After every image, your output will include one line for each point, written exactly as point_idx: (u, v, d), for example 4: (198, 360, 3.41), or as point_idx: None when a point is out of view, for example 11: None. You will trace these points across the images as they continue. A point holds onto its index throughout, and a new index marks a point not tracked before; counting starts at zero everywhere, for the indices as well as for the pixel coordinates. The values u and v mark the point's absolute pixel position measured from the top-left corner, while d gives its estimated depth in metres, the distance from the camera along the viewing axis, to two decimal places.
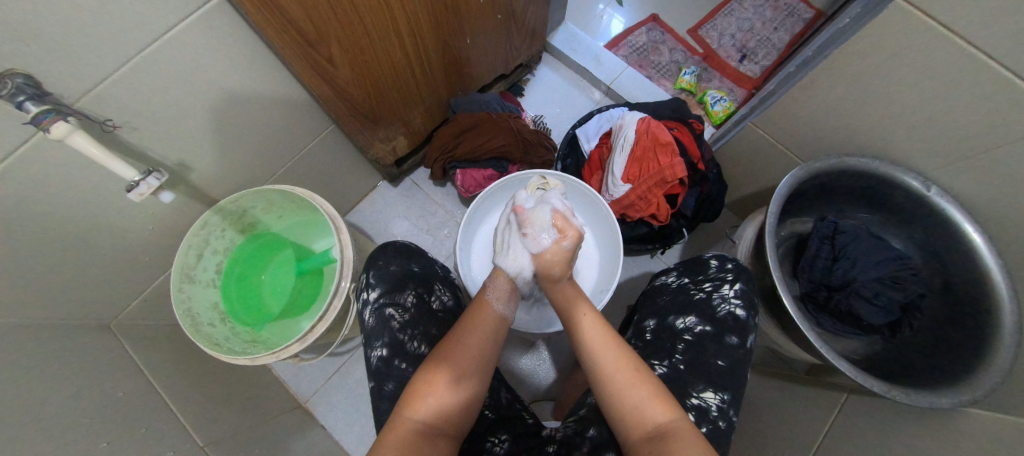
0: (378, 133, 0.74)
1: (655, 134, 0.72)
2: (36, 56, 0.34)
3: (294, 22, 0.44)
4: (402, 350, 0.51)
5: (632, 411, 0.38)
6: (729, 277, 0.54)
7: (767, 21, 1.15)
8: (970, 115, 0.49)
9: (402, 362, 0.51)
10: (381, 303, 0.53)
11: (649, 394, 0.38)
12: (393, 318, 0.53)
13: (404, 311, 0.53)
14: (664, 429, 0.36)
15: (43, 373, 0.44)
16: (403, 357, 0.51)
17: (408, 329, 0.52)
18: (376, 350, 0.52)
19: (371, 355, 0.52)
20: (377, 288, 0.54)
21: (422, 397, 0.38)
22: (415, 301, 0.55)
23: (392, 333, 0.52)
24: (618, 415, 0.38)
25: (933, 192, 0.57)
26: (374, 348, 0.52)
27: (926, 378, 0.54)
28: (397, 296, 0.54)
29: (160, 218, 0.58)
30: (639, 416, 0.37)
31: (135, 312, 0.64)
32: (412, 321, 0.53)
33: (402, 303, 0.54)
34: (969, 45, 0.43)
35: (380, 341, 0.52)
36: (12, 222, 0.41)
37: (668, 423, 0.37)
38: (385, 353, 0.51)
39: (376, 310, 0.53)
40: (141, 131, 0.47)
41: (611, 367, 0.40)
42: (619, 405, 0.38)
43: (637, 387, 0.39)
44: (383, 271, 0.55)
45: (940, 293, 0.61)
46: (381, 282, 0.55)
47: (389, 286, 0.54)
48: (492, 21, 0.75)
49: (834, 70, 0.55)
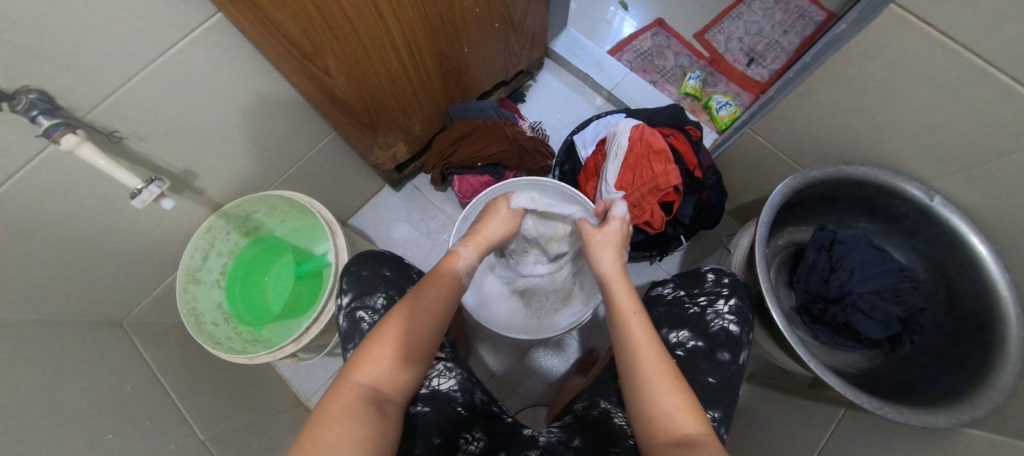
0: (377, 139, 0.76)
1: (649, 142, 0.71)
2: (48, 74, 0.36)
3: (289, 35, 0.46)
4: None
5: (658, 417, 0.35)
6: (725, 292, 0.53)
7: (776, 24, 1.12)
8: (972, 124, 0.47)
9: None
10: (353, 306, 0.55)
11: (679, 401, 0.36)
12: (363, 320, 0.53)
13: (373, 313, 0.54)
14: (692, 440, 0.34)
15: (55, 366, 0.46)
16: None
17: (377, 330, 0.52)
18: (348, 352, 0.52)
19: (343, 357, 0.52)
20: (349, 293, 0.56)
21: (375, 358, 0.37)
22: (385, 302, 0.55)
23: (362, 334, 0.52)
24: (642, 417, 0.36)
25: (937, 201, 0.55)
26: (347, 350, 0.52)
27: (922, 396, 0.52)
28: (367, 299, 0.55)
29: (167, 222, 0.61)
30: (664, 421, 0.35)
31: (145, 310, 0.67)
32: (382, 322, 0.53)
33: (372, 305, 0.54)
34: (966, 51, 0.41)
35: (352, 343, 0.52)
36: (28, 225, 0.44)
37: (695, 435, 0.34)
38: (354, 354, 0.51)
39: (349, 313, 0.55)
40: (148, 141, 0.50)
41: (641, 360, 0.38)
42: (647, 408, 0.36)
43: (670, 393, 0.36)
44: (355, 277, 0.57)
45: (943, 306, 0.59)
46: (353, 287, 0.56)
47: (361, 290, 0.56)
48: (490, 29, 0.77)
49: (831, 76, 0.54)
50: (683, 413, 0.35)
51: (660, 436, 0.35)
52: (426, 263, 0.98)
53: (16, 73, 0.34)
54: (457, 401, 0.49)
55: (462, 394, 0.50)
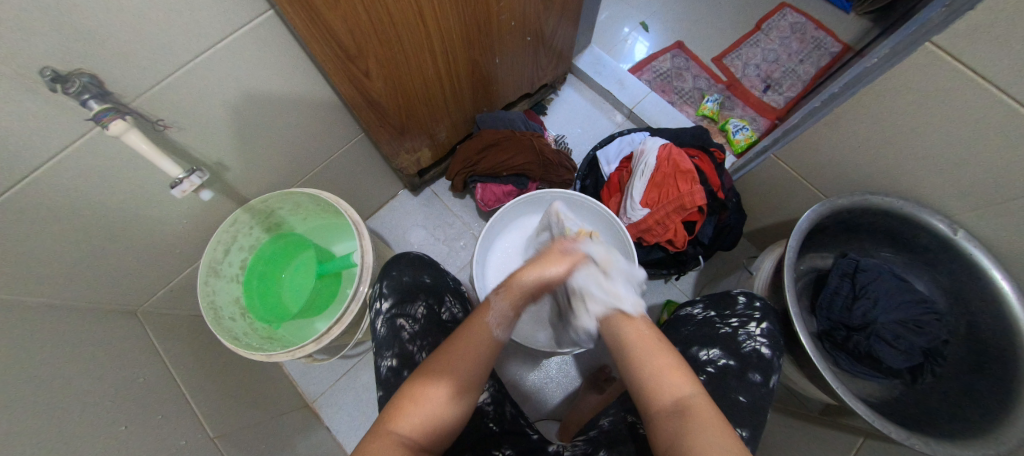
0: (405, 143, 0.77)
1: (676, 162, 0.73)
2: (102, 59, 0.36)
3: (338, 38, 0.46)
4: (410, 361, 0.52)
5: (648, 381, 0.37)
6: (756, 315, 0.54)
7: (792, 53, 1.15)
8: (1001, 161, 0.48)
9: (409, 373, 0.51)
10: (393, 313, 0.55)
11: (670, 363, 0.37)
12: (403, 328, 0.54)
13: (414, 322, 0.55)
14: (685, 404, 0.35)
15: (72, 354, 0.45)
16: (411, 367, 0.51)
17: (417, 340, 0.53)
18: (385, 359, 0.53)
19: (380, 364, 0.53)
20: (389, 298, 0.56)
21: (409, 410, 0.35)
22: (425, 312, 0.56)
23: (401, 343, 0.53)
24: (637, 389, 0.37)
25: (959, 235, 0.56)
26: (384, 357, 0.53)
27: (946, 427, 0.52)
28: (408, 308, 0.56)
29: (194, 214, 0.60)
30: (656, 389, 0.36)
31: (160, 301, 0.66)
32: (421, 332, 0.54)
33: (413, 313, 0.55)
34: (999, 92, 0.43)
35: (390, 351, 0.53)
36: (61, 208, 0.44)
37: (688, 399, 0.35)
38: (393, 363, 0.52)
39: (388, 319, 0.55)
40: (188, 132, 0.50)
41: (634, 339, 0.40)
42: (640, 376, 0.37)
43: (655, 356, 0.38)
44: (396, 282, 0.57)
45: (963, 339, 0.60)
46: (394, 293, 0.57)
47: (401, 297, 0.56)
48: (522, 42, 0.78)
49: (860, 108, 0.56)
50: (673, 375, 0.37)
51: (657, 405, 0.35)
52: None
53: (72, 55, 0.34)
54: (488, 417, 0.51)
55: (494, 408, 0.52)
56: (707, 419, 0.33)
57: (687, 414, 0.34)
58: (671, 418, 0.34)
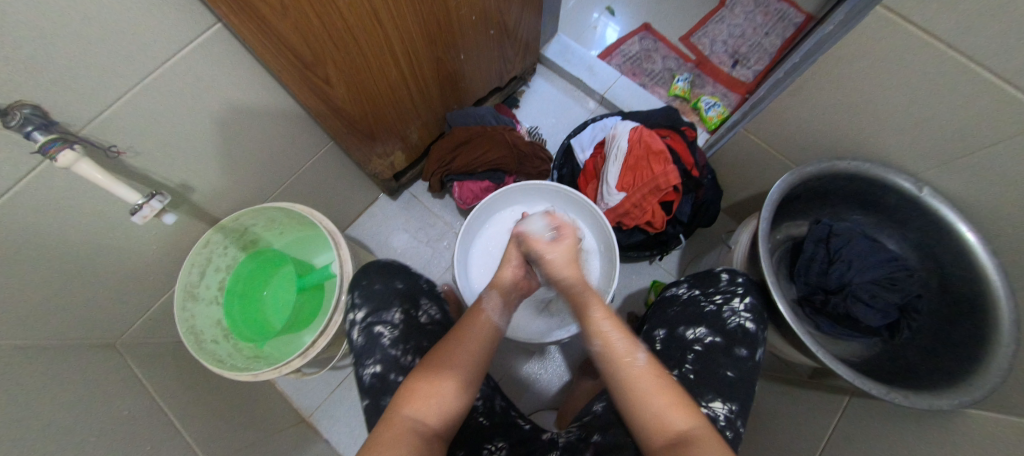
0: (376, 148, 0.76)
1: (648, 143, 0.73)
2: (44, 88, 0.35)
3: (290, 45, 0.45)
4: (396, 365, 0.52)
5: (650, 421, 0.37)
6: (739, 290, 0.55)
7: (757, 27, 1.16)
8: (954, 117, 0.49)
9: (396, 377, 0.51)
10: (368, 321, 0.55)
11: (669, 400, 0.37)
12: (382, 335, 0.53)
13: (393, 327, 0.54)
14: (686, 436, 0.36)
15: (49, 391, 0.44)
16: (398, 371, 0.51)
17: (399, 344, 0.53)
18: (367, 367, 0.52)
19: (363, 373, 0.52)
20: (362, 308, 0.56)
21: (418, 397, 0.38)
22: (403, 317, 0.55)
23: (383, 349, 0.53)
24: (638, 424, 0.37)
25: (925, 193, 0.58)
26: (367, 365, 0.52)
27: (926, 379, 0.54)
28: (384, 314, 0.55)
29: (162, 238, 0.59)
30: (659, 429, 0.36)
31: (139, 331, 0.65)
32: (403, 336, 0.54)
33: (390, 319, 0.55)
34: (948, 49, 0.43)
35: (372, 358, 0.52)
36: (20, 244, 0.42)
37: (689, 431, 0.36)
38: (378, 369, 0.52)
39: (365, 328, 0.55)
40: (145, 156, 0.49)
41: (632, 376, 0.38)
42: (642, 416, 0.37)
43: (658, 394, 0.37)
44: (368, 291, 0.57)
45: (937, 293, 0.61)
46: (366, 302, 0.57)
47: (376, 306, 0.56)
48: (485, 36, 0.77)
49: (820, 76, 0.56)
50: (675, 410, 0.37)
51: (656, 439, 0.36)
52: (427, 271, 0.97)
53: (11, 86, 0.33)
54: (478, 411, 0.51)
55: (484, 402, 0.52)
56: (709, 448, 0.35)
57: (691, 450, 0.35)
58: (673, 452, 0.35)
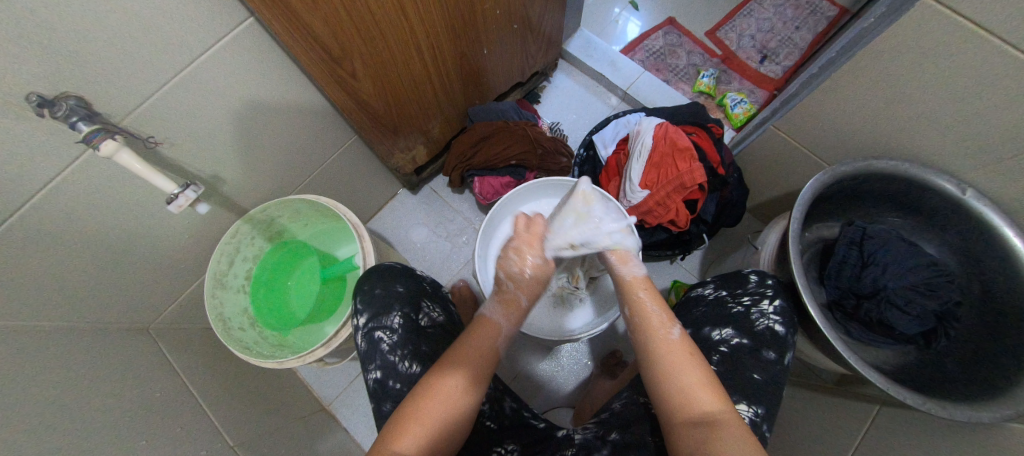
0: (398, 142, 0.76)
1: (674, 140, 0.72)
2: (88, 81, 0.36)
3: (319, 40, 0.45)
4: (394, 371, 0.52)
5: (672, 395, 0.37)
6: (769, 292, 0.54)
7: (788, 21, 1.12)
8: (1003, 115, 0.47)
9: (395, 383, 0.51)
10: (370, 326, 0.55)
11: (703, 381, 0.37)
12: (381, 340, 0.53)
13: (392, 332, 0.54)
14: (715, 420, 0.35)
15: (89, 372, 0.46)
16: (396, 378, 0.51)
17: (397, 350, 0.53)
18: (371, 372, 0.53)
19: (367, 377, 0.53)
20: (365, 313, 0.56)
21: (410, 427, 0.36)
22: (402, 321, 0.54)
23: (382, 355, 0.53)
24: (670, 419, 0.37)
25: (969, 195, 0.55)
26: (369, 370, 0.53)
27: (962, 390, 0.52)
28: (384, 319, 0.55)
29: (193, 228, 0.61)
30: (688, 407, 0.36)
31: (171, 316, 0.67)
32: (401, 341, 0.53)
33: (388, 325, 0.54)
34: (1003, 44, 0.41)
35: (373, 364, 0.53)
36: (61, 230, 0.44)
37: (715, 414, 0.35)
38: (378, 375, 0.52)
39: (367, 333, 0.55)
40: (181, 147, 0.50)
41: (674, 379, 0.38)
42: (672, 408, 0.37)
43: (680, 368, 0.38)
44: (369, 296, 0.57)
45: (979, 300, 0.59)
46: (368, 307, 0.56)
47: (376, 310, 0.55)
48: (508, 30, 0.76)
49: (858, 72, 0.54)
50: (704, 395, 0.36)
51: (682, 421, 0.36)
52: (446, 265, 0.98)
53: (57, 79, 0.34)
54: (486, 415, 0.51)
55: (491, 406, 0.51)
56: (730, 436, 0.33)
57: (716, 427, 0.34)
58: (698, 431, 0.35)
